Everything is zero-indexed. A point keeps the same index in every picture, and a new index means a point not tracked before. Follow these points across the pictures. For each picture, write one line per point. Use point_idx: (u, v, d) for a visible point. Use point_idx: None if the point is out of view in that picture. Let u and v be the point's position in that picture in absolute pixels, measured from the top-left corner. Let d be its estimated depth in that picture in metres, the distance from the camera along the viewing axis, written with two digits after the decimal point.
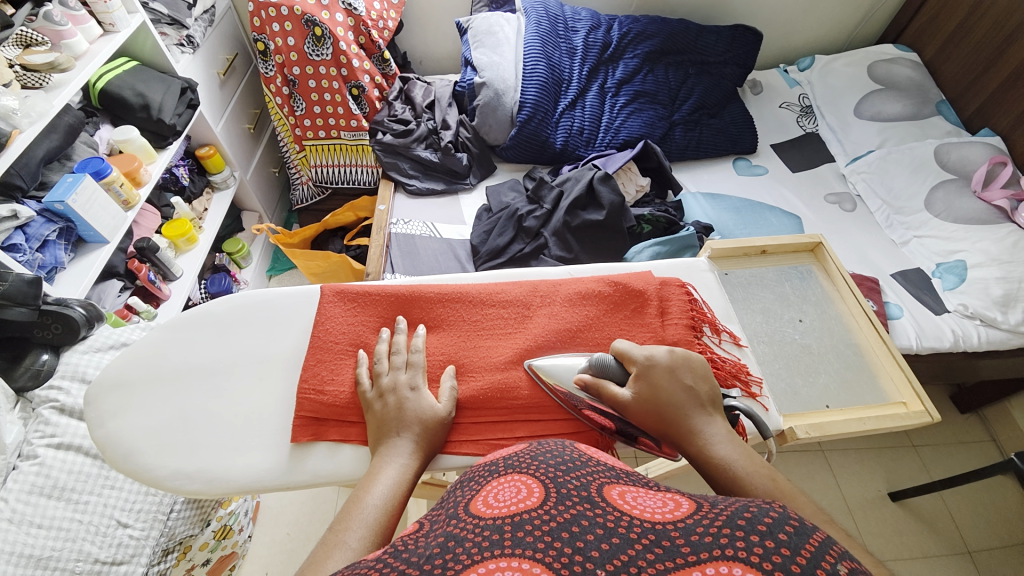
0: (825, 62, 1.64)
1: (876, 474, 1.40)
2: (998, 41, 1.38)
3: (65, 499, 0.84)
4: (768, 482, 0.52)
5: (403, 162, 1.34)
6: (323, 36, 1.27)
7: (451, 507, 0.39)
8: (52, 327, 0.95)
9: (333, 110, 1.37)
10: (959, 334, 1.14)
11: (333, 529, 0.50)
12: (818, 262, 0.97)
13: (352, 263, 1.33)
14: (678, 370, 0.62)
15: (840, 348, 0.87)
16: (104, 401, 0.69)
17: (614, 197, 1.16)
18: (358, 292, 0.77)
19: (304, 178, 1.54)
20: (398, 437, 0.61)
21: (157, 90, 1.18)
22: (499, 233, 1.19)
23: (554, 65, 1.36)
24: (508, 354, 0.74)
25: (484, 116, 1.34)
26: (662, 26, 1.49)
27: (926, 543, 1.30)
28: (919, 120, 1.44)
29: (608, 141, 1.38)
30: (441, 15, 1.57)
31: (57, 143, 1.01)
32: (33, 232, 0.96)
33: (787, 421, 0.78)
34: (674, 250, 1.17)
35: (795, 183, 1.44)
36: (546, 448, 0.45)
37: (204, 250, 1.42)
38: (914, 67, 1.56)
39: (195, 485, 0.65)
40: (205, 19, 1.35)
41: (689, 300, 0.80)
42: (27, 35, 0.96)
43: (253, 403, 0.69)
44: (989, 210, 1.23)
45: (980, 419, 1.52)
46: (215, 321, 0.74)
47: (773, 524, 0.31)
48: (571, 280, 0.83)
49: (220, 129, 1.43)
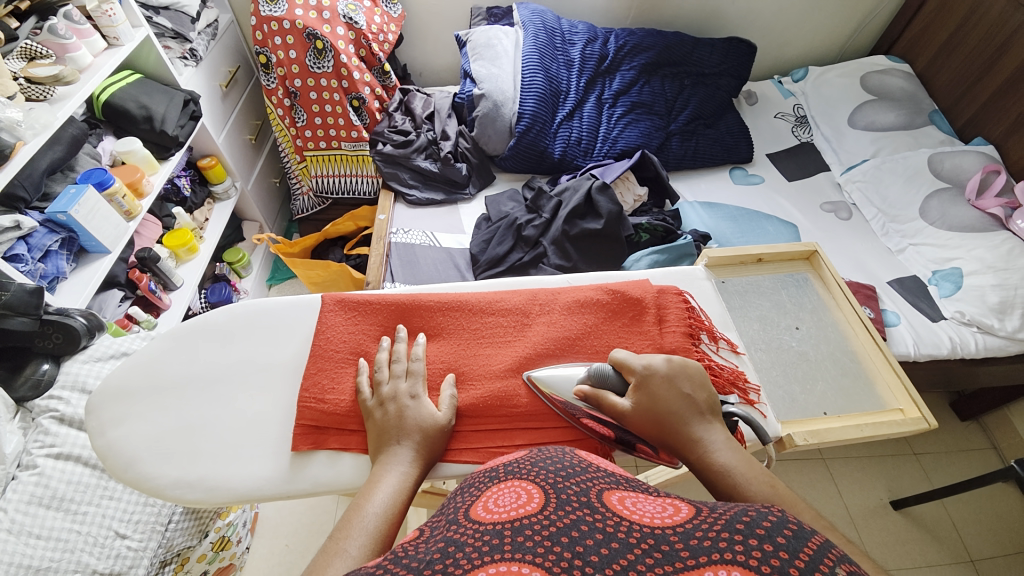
0: (819, 73, 1.67)
1: (878, 482, 1.40)
2: (990, 52, 1.40)
3: (64, 509, 0.84)
4: (768, 488, 0.53)
5: (403, 172, 1.35)
6: (324, 49, 1.29)
7: (451, 512, 0.40)
8: (53, 336, 0.95)
9: (334, 121, 1.38)
10: (956, 341, 1.15)
11: (333, 537, 0.50)
12: (814, 270, 0.98)
13: (352, 272, 1.34)
14: (676, 379, 0.62)
15: (837, 355, 0.88)
16: (105, 410, 0.69)
17: (613, 206, 1.17)
18: (359, 300, 0.78)
19: (304, 188, 1.55)
20: (398, 445, 0.61)
21: (160, 102, 1.20)
22: (498, 242, 1.20)
23: (552, 77, 1.37)
24: (508, 362, 0.74)
25: (483, 126, 1.35)
26: (658, 38, 1.51)
27: (928, 552, 1.30)
28: (912, 130, 1.46)
29: (606, 151, 1.39)
30: (440, 28, 1.60)
31: (60, 155, 1.02)
32: (35, 242, 0.97)
33: (786, 428, 0.78)
34: (671, 258, 1.18)
35: (791, 192, 1.46)
36: (546, 455, 0.46)
37: (205, 259, 1.42)
38: (907, 78, 1.58)
39: (196, 495, 0.65)
40: (208, 33, 1.37)
41: (686, 308, 0.81)
42: (31, 48, 0.98)
43: (254, 411, 0.70)
44: (983, 218, 1.24)
45: (980, 427, 1.52)
46: (216, 329, 0.75)
47: (772, 528, 0.32)
48: (569, 288, 0.84)
49: (221, 141, 1.44)
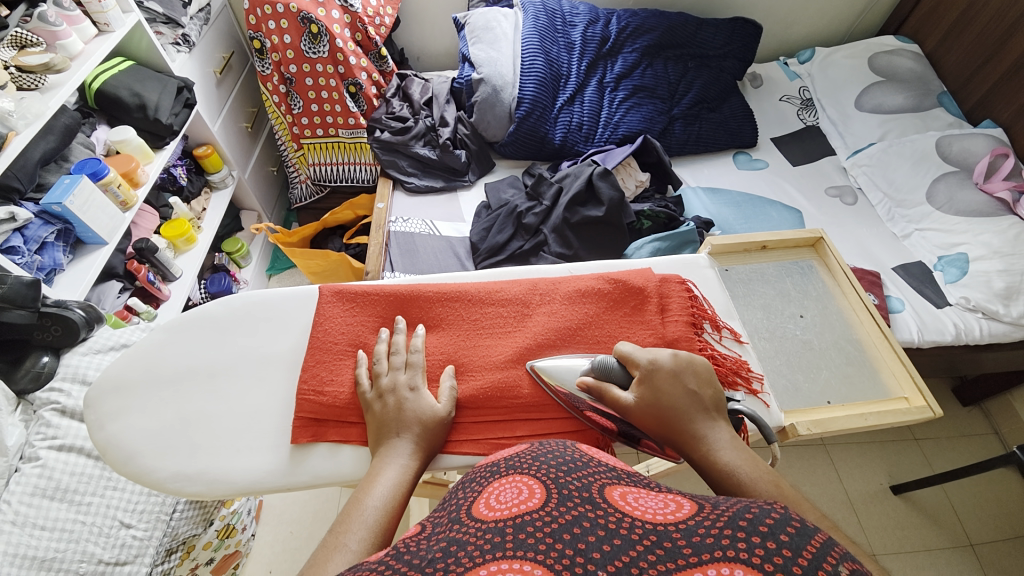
0: (825, 54, 1.63)
1: (879, 467, 1.40)
2: (1001, 31, 1.36)
3: (68, 500, 0.84)
4: (771, 488, 0.52)
5: (401, 159, 1.33)
6: (319, 33, 1.25)
7: (453, 509, 0.39)
8: (52, 329, 0.95)
9: (330, 107, 1.36)
10: (961, 327, 1.14)
11: (333, 531, 0.50)
12: (819, 258, 0.96)
13: (352, 262, 1.33)
14: (681, 374, 0.61)
15: (841, 343, 0.87)
16: (104, 404, 0.69)
17: (614, 193, 1.15)
18: (357, 291, 0.77)
19: (302, 177, 1.54)
20: (398, 438, 0.61)
21: (153, 90, 1.18)
22: (498, 231, 1.19)
23: (553, 60, 1.35)
24: (508, 353, 0.73)
25: (482, 112, 1.33)
26: (660, 19, 1.48)
27: (928, 536, 1.30)
28: (920, 112, 1.43)
29: (608, 136, 1.37)
30: (438, 11, 1.56)
31: (54, 145, 1.00)
32: (31, 234, 0.96)
33: (789, 417, 0.78)
34: (674, 246, 1.16)
35: (796, 176, 1.44)
36: (547, 449, 0.45)
37: (203, 250, 1.42)
38: (915, 59, 1.54)
39: (196, 487, 0.65)
40: (201, 18, 1.33)
41: (689, 297, 0.80)
42: (21, 36, 0.95)
43: (253, 403, 0.69)
44: (990, 202, 1.22)
45: (982, 412, 1.51)
46: (214, 321, 0.74)
47: (775, 525, 0.31)
48: (570, 278, 0.83)
49: (217, 128, 1.42)
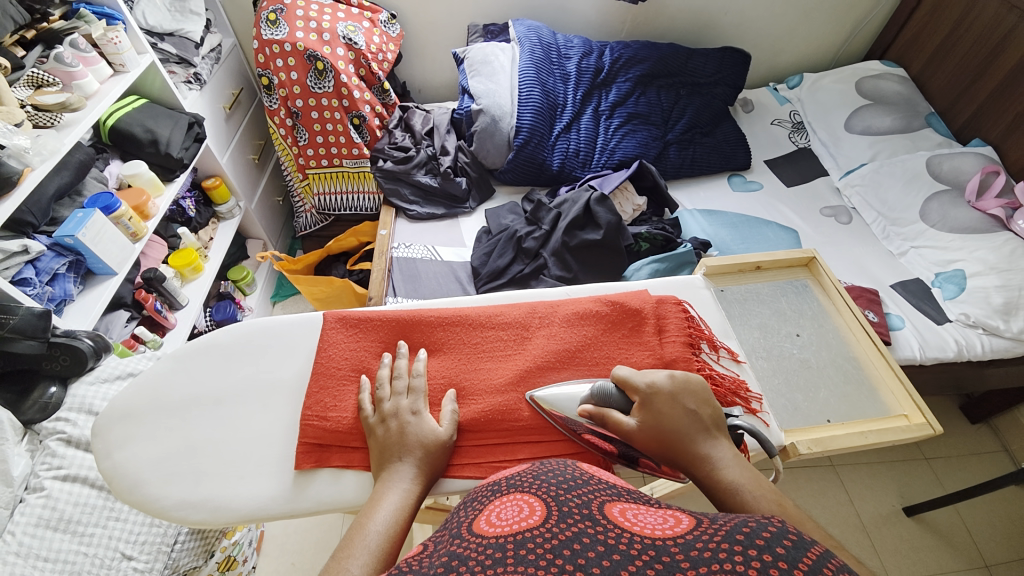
0: (814, 79, 1.68)
1: (889, 488, 1.38)
2: (986, 53, 1.40)
3: (70, 531, 0.84)
4: (775, 506, 0.52)
5: (403, 188, 1.37)
6: (324, 69, 1.32)
7: (454, 527, 0.40)
8: (60, 358, 0.96)
9: (335, 139, 1.40)
10: (962, 343, 1.14)
11: (336, 556, 0.50)
12: (813, 277, 0.98)
13: (355, 288, 1.34)
14: (680, 396, 0.62)
15: (839, 361, 0.88)
16: (111, 432, 0.70)
17: (612, 217, 1.18)
18: (360, 317, 0.78)
19: (307, 206, 1.57)
20: (400, 462, 0.61)
21: (165, 126, 1.22)
22: (499, 255, 1.21)
23: (549, 91, 1.39)
24: (508, 377, 0.74)
25: (482, 141, 1.36)
26: (652, 51, 1.53)
27: (944, 559, 1.27)
28: (909, 133, 1.46)
29: (604, 162, 1.40)
30: (438, 46, 1.63)
31: (68, 180, 1.04)
32: (43, 266, 0.99)
33: (789, 437, 0.78)
34: (672, 267, 1.18)
35: (791, 197, 1.46)
36: (547, 468, 0.46)
37: (209, 279, 1.44)
38: (902, 82, 1.58)
39: (200, 515, 0.65)
40: (212, 57, 1.40)
41: (685, 318, 0.81)
42: (38, 76, 1.00)
43: (258, 430, 0.70)
44: (984, 219, 1.24)
45: (991, 429, 1.50)
46: (220, 350, 0.76)
47: (771, 539, 0.32)
48: (569, 300, 0.85)
49: (225, 161, 1.46)
